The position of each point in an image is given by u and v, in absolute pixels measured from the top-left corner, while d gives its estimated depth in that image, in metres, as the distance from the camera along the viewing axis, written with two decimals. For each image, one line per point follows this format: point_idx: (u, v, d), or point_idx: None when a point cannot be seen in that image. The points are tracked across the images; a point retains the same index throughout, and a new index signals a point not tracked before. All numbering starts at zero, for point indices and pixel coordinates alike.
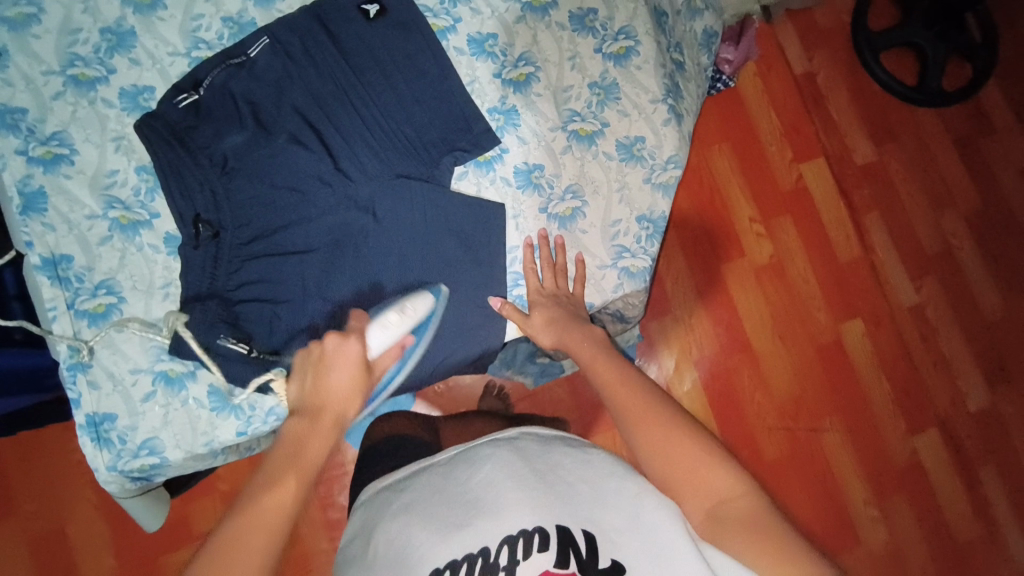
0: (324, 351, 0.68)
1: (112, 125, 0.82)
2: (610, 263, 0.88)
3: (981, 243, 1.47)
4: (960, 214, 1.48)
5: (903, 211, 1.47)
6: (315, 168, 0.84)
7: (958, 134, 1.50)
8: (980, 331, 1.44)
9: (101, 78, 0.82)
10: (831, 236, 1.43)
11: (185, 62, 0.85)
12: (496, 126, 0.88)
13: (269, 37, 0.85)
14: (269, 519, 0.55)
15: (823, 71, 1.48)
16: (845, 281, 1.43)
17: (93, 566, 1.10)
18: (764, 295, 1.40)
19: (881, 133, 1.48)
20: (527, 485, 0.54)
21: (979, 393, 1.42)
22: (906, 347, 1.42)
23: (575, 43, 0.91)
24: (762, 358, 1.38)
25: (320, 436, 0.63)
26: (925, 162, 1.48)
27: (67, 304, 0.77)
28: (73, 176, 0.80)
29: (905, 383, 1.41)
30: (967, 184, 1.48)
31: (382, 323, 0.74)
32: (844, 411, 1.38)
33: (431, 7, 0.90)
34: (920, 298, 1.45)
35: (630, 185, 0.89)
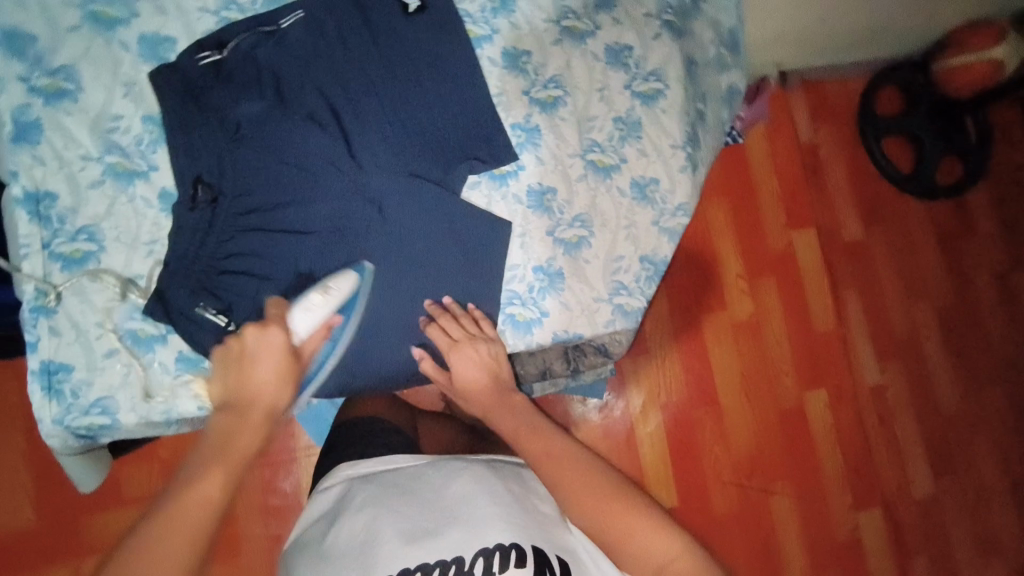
0: (244, 345, 0.69)
1: (125, 70, 0.79)
2: (606, 297, 0.88)
3: (948, 337, 1.52)
4: (933, 305, 1.53)
5: (881, 293, 1.51)
6: (328, 151, 0.82)
7: (944, 229, 1.55)
8: (934, 421, 1.49)
9: (122, 19, 0.79)
10: (810, 305, 1.46)
11: (213, 20, 0.83)
12: (517, 142, 0.88)
13: (304, 12, 0.84)
14: (195, 507, 0.57)
15: (825, 146, 1.52)
16: (817, 351, 1.46)
17: (10, 515, 1.04)
18: (739, 351, 1.41)
19: (871, 215, 1.53)
20: (501, 502, 0.62)
21: (925, 481, 1.46)
22: (864, 425, 1.46)
23: (606, 76, 0.91)
24: (726, 413, 1.39)
25: (248, 431, 0.65)
26: (908, 250, 1.53)
27: (43, 244, 0.73)
28: (75, 114, 0.76)
29: (857, 460, 1.44)
30: (945, 278, 1.54)
31: (304, 307, 0.73)
32: (796, 478, 1.40)
33: (472, 14, 0.89)
34: (884, 379, 1.49)
35: (638, 225, 0.90)
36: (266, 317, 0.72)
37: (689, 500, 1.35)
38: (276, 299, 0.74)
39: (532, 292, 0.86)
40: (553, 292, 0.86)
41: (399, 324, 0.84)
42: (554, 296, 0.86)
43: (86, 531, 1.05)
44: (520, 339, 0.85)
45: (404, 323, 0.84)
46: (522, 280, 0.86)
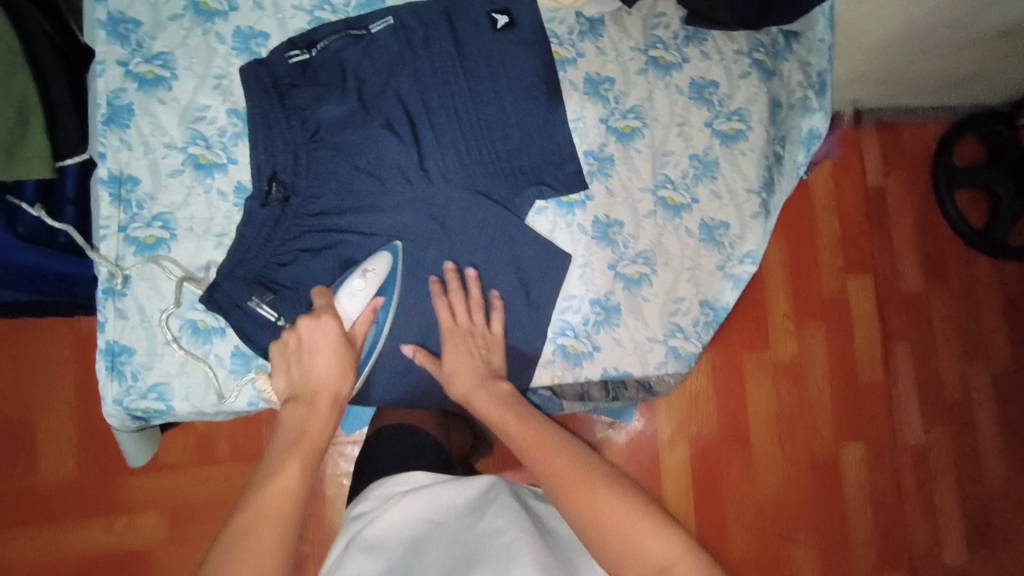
0: (302, 337, 0.70)
1: (218, 62, 0.80)
2: (661, 338, 0.86)
3: (1000, 405, 1.47)
4: (987, 370, 1.47)
5: (934, 353, 1.46)
6: (399, 160, 0.82)
7: (1008, 294, 1.49)
8: (974, 491, 1.44)
9: (221, 12, 0.81)
10: (858, 354, 1.40)
11: (306, 19, 0.83)
12: (588, 170, 0.87)
13: (394, 19, 0.84)
14: (274, 502, 0.57)
15: (894, 190, 1.46)
16: (860, 404, 1.39)
17: (51, 465, 1.07)
18: (778, 394, 1.36)
19: (933, 269, 1.47)
20: (534, 539, 0.59)
21: (956, 550, 1.42)
22: (899, 485, 1.41)
23: (687, 111, 0.89)
24: (757, 455, 1.34)
25: (320, 419, 0.66)
26: (969, 310, 1.48)
27: (120, 228, 0.76)
28: (166, 103, 0.78)
29: (887, 521, 1.39)
30: (1003, 345, 1.48)
31: (348, 292, 0.74)
32: (822, 530, 1.35)
33: (560, 36, 0.89)
34: (926, 440, 1.44)
35: (702, 267, 0.87)
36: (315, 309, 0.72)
37: (708, 536, 1.32)
38: (320, 289, 0.75)
39: (586, 324, 0.85)
40: (607, 326, 0.85)
41: None
42: (608, 331, 0.85)
43: (119, 488, 1.08)
44: (568, 369, 0.84)
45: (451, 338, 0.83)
46: (577, 311, 0.85)
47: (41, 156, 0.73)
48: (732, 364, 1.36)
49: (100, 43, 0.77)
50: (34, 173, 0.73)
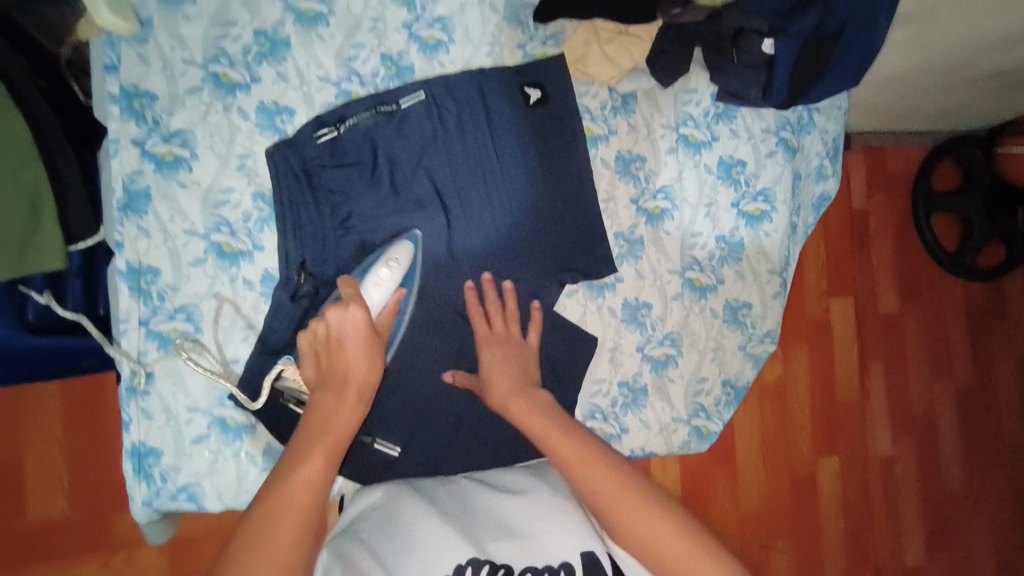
0: (330, 327, 0.67)
1: (241, 141, 0.76)
2: (685, 418, 0.88)
3: (959, 416, 1.55)
4: (952, 386, 1.54)
5: (904, 369, 1.50)
6: (433, 247, 0.81)
7: (974, 310, 1.56)
8: (934, 497, 1.51)
9: (242, 84, 0.76)
10: (838, 373, 1.41)
11: (333, 92, 0.79)
12: (619, 252, 0.87)
13: (425, 93, 0.81)
14: (295, 497, 0.56)
15: (875, 215, 1.48)
16: (836, 420, 1.41)
17: (41, 504, 0.93)
18: (763, 413, 1.35)
19: (908, 289, 1.51)
20: (553, 512, 0.64)
21: (915, 551, 1.49)
22: (868, 494, 1.45)
23: (716, 191, 0.90)
24: (742, 471, 1.33)
25: (346, 410, 0.64)
26: (938, 335, 1.54)
27: (141, 323, 0.72)
28: (187, 187, 0.74)
29: (857, 528, 1.43)
30: (968, 362, 1.56)
31: (373, 280, 0.72)
32: (799, 538, 1.37)
33: (592, 110, 0.87)
34: (894, 452, 1.49)
35: (725, 348, 0.89)
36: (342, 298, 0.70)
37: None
38: (343, 277, 0.72)
39: (614, 407, 0.86)
40: (634, 408, 0.87)
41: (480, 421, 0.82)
42: (634, 413, 0.87)
43: (118, 521, 0.95)
44: None
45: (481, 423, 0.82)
46: (606, 394, 0.86)
47: (53, 245, 0.64)
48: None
49: (113, 120, 0.72)
50: (45, 264, 0.64)
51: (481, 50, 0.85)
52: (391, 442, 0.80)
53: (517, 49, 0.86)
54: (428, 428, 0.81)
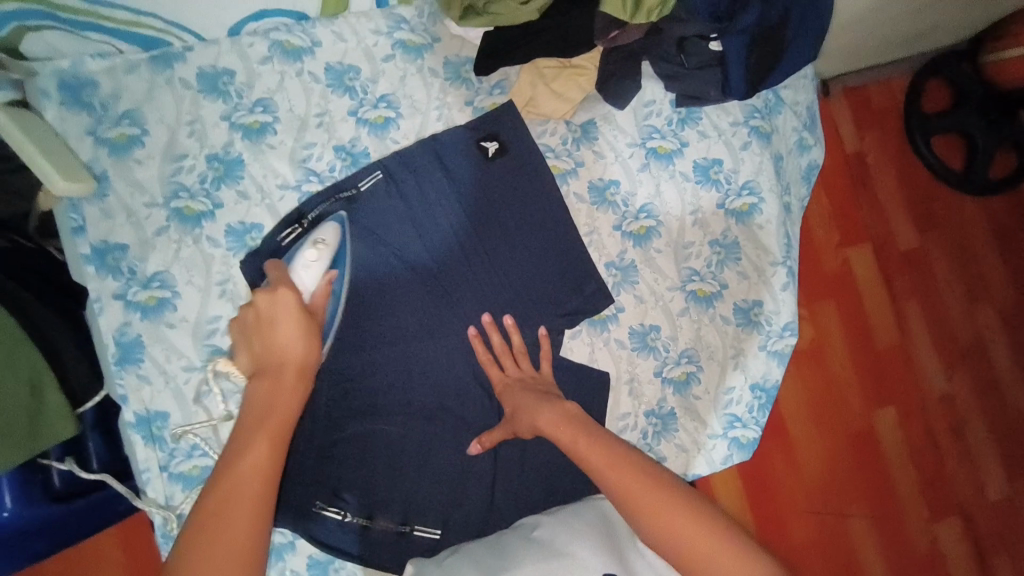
0: (260, 311, 0.66)
1: (217, 268, 0.76)
2: (721, 433, 0.86)
3: (1014, 335, 1.39)
4: (995, 308, 1.40)
5: (940, 299, 1.38)
6: (428, 323, 0.80)
7: (1002, 226, 1.42)
8: (1004, 426, 1.37)
9: (206, 212, 0.76)
10: (872, 320, 1.34)
11: (295, 197, 0.79)
12: (613, 282, 0.85)
13: (382, 172, 0.81)
14: (238, 484, 0.58)
15: (873, 152, 1.39)
16: (882, 369, 1.33)
17: None
18: (802, 379, 1.28)
19: (925, 219, 1.39)
20: (580, 534, 0.64)
21: (1000, 483, 1.35)
22: (934, 437, 1.33)
23: (698, 196, 0.87)
24: (794, 442, 1.26)
25: (285, 393, 0.63)
26: (968, 257, 1.40)
27: (161, 468, 0.72)
28: (176, 326, 0.74)
29: (931, 472, 1.32)
30: (1007, 280, 1.40)
31: (302, 263, 0.71)
32: (873, 498, 1.28)
33: (554, 148, 0.86)
34: (950, 387, 1.36)
35: (745, 352, 0.87)
36: (270, 282, 0.68)
37: (767, 530, 1.23)
38: (272, 261, 0.71)
39: (646, 439, 0.84)
40: (666, 436, 0.84)
41: (512, 488, 0.80)
42: (668, 440, 0.84)
43: None
44: None
45: (515, 489, 0.80)
46: (635, 427, 0.83)
47: (59, 411, 0.62)
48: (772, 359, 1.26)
49: (91, 280, 0.73)
50: (60, 433, 0.62)
51: (431, 115, 0.84)
52: (430, 526, 0.78)
53: (465, 106, 0.85)
54: (461, 509, 0.79)
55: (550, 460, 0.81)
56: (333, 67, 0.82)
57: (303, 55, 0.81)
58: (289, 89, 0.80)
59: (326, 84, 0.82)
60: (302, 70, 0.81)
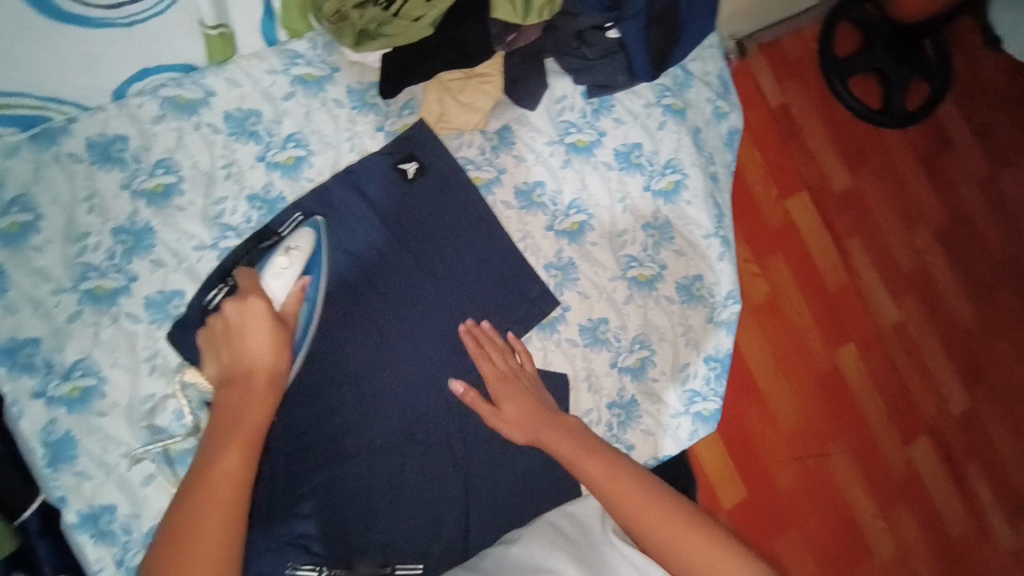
0: (228, 321, 0.65)
1: (143, 343, 0.73)
2: (683, 410, 0.88)
3: (951, 254, 1.44)
4: (931, 231, 1.44)
5: (880, 233, 1.41)
6: (377, 356, 0.79)
7: (922, 152, 1.46)
8: (956, 341, 1.41)
9: (121, 287, 0.73)
10: (820, 266, 1.36)
11: (214, 255, 0.77)
12: (555, 283, 0.85)
13: (302, 213, 0.79)
14: (216, 486, 0.57)
15: (796, 102, 1.40)
16: (837, 309, 1.36)
17: None
18: (764, 332, 1.30)
19: (854, 158, 1.42)
20: (557, 544, 0.65)
21: (958, 395, 1.40)
22: (894, 365, 1.37)
23: (624, 183, 0.88)
24: (768, 395, 1.28)
25: (256, 402, 0.62)
26: (898, 186, 1.44)
27: (117, 562, 0.70)
28: (107, 412, 0.71)
29: (896, 398, 1.36)
30: (936, 201, 1.45)
31: (272, 270, 0.69)
32: (848, 434, 1.32)
33: (473, 159, 0.85)
34: (901, 314, 1.40)
35: (694, 327, 0.88)
36: (240, 291, 0.67)
37: (755, 486, 1.24)
38: (245, 270, 0.69)
39: (612, 430, 0.85)
40: (632, 424, 0.85)
41: (487, 502, 0.81)
42: (634, 428, 0.85)
43: None
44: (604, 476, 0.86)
45: (493, 505, 0.81)
46: (600, 421, 0.84)
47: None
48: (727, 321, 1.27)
49: (5, 383, 0.69)
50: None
51: (343, 147, 0.82)
52: (411, 562, 0.76)
53: (376, 132, 0.83)
54: (440, 535, 0.78)
55: (521, 468, 0.82)
56: (232, 114, 0.79)
57: (198, 108, 0.78)
58: (190, 145, 0.77)
59: (228, 133, 0.79)
60: (200, 123, 0.78)
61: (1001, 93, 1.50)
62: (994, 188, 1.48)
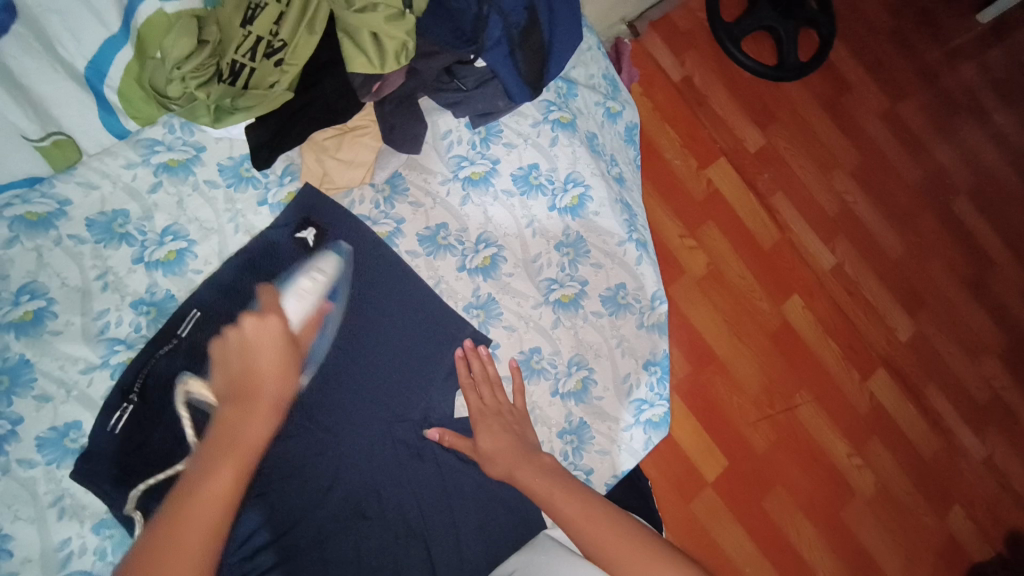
0: (246, 333, 0.63)
1: (44, 488, 0.66)
2: (633, 421, 0.87)
3: (869, 190, 1.47)
4: (846, 171, 1.47)
5: (800, 183, 1.43)
6: (312, 441, 0.75)
7: (824, 98, 1.49)
8: (890, 270, 1.44)
9: (6, 434, 0.65)
10: (751, 226, 1.36)
11: (106, 373, 0.71)
12: (478, 322, 0.83)
13: (198, 308, 0.74)
14: (203, 511, 0.50)
15: (698, 73, 1.40)
16: (776, 266, 1.36)
17: None
18: (712, 302, 1.29)
19: (763, 116, 1.43)
20: None
21: (904, 322, 1.42)
22: (841, 308, 1.38)
23: (528, 207, 0.86)
24: (728, 361, 1.27)
25: (259, 421, 0.57)
26: (808, 136, 1.46)
27: None
28: (19, 571, 0.63)
29: (847, 338, 1.36)
30: (845, 142, 1.48)
31: (297, 292, 0.71)
32: (810, 382, 1.32)
33: (369, 215, 0.82)
34: (837, 257, 1.41)
35: (627, 336, 0.88)
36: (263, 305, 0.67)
37: (730, 449, 1.23)
38: (265, 288, 0.70)
39: (567, 458, 0.83)
40: (585, 447, 0.84)
41: (454, 563, 0.77)
42: (588, 451, 0.84)
43: None
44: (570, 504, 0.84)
45: (462, 564, 0.77)
46: (553, 452, 0.82)
47: None
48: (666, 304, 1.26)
49: None
50: None
51: (227, 230, 0.77)
52: None
53: (260, 207, 0.79)
54: None
55: (482, 520, 0.79)
56: (95, 220, 0.73)
57: (54, 221, 0.71)
58: (53, 263, 0.71)
59: (95, 241, 0.73)
60: (60, 237, 0.71)
61: (883, 32, 1.56)
62: (897, 119, 1.53)
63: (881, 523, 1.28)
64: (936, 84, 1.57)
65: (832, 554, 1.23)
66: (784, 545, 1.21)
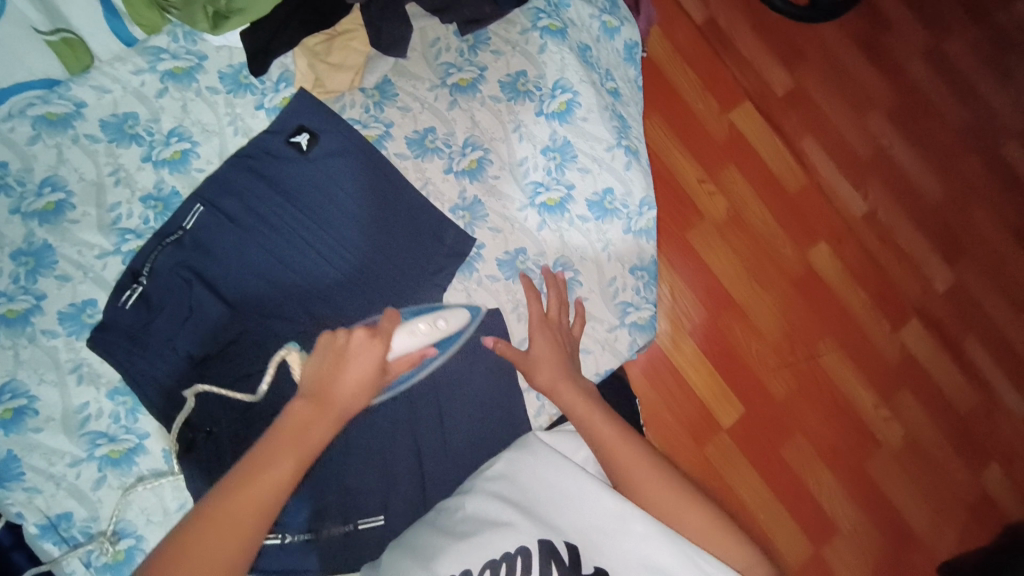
0: (350, 345, 0.67)
1: (64, 356, 0.73)
2: (619, 323, 0.89)
3: (907, 133, 1.39)
4: (883, 113, 1.39)
5: (832, 124, 1.36)
6: (305, 329, 0.78)
7: (860, 36, 1.41)
8: (930, 218, 1.36)
9: (31, 307, 0.73)
10: (773, 168, 1.29)
11: (118, 259, 0.77)
12: (464, 223, 0.86)
13: (202, 204, 0.78)
14: (259, 498, 0.57)
15: (721, 13, 1.34)
16: (801, 210, 1.29)
17: None
18: (729, 245, 1.23)
19: (791, 56, 1.36)
20: (516, 507, 0.68)
21: (942, 272, 1.34)
22: (873, 256, 1.31)
23: (514, 112, 0.88)
24: (748, 308, 1.21)
25: (323, 424, 0.63)
26: (842, 77, 1.38)
27: (84, 564, 0.70)
28: (43, 427, 0.71)
29: (876, 285, 1.30)
30: (883, 82, 1.40)
31: (411, 329, 0.72)
32: (834, 330, 1.25)
33: (359, 119, 0.85)
34: (870, 204, 1.34)
35: (613, 240, 0.89)
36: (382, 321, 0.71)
37: (745, 394, 1.18)
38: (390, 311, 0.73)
39: None
40: None
41: (439, 451, 0.81)
42: None
43: None
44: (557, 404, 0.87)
45: (447, 449, 0.81)
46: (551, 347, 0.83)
47: None
48: (679, 245, 1.21)
49: None
50: None
51: (227, 132, 0.82)
52: (372, 516, 0.77)
53: (257, 111, 0.83)
54: (395, 489, 0.78)
55: (466, 412, 0.83)
56: (107, 121, 0.79)
57: (71, 121, 0.78)
58: (72, 159, 0.77)
59: (108, 140, 0.79)
60: (77, 136, 0.78)
61: None
62: (940, 58, 1.44)
63: (908, 477, 1.22)
64: (986, 21, 1.48)
65: (852, 506, 1.19)
66: (801, 493, 1.17)
